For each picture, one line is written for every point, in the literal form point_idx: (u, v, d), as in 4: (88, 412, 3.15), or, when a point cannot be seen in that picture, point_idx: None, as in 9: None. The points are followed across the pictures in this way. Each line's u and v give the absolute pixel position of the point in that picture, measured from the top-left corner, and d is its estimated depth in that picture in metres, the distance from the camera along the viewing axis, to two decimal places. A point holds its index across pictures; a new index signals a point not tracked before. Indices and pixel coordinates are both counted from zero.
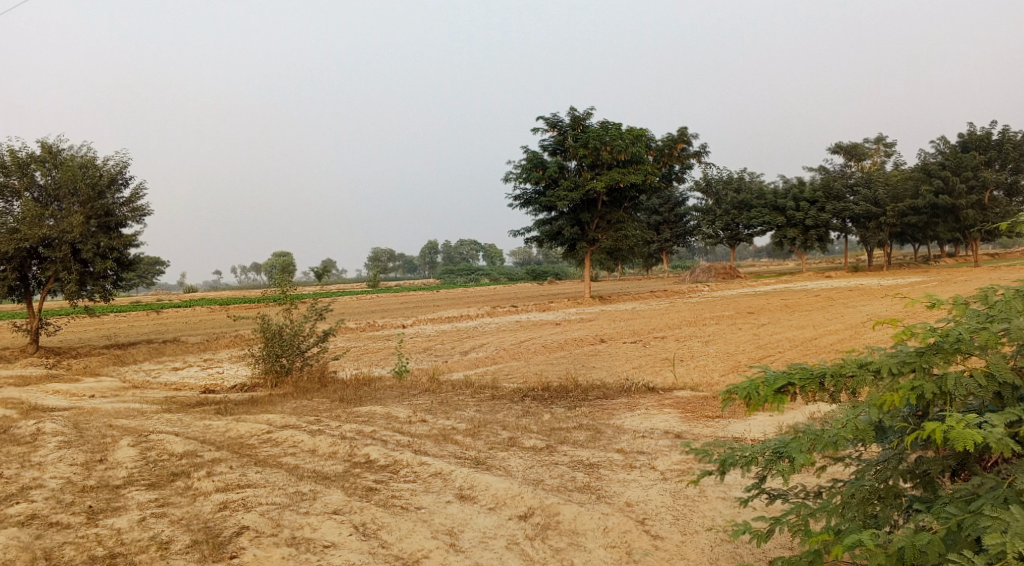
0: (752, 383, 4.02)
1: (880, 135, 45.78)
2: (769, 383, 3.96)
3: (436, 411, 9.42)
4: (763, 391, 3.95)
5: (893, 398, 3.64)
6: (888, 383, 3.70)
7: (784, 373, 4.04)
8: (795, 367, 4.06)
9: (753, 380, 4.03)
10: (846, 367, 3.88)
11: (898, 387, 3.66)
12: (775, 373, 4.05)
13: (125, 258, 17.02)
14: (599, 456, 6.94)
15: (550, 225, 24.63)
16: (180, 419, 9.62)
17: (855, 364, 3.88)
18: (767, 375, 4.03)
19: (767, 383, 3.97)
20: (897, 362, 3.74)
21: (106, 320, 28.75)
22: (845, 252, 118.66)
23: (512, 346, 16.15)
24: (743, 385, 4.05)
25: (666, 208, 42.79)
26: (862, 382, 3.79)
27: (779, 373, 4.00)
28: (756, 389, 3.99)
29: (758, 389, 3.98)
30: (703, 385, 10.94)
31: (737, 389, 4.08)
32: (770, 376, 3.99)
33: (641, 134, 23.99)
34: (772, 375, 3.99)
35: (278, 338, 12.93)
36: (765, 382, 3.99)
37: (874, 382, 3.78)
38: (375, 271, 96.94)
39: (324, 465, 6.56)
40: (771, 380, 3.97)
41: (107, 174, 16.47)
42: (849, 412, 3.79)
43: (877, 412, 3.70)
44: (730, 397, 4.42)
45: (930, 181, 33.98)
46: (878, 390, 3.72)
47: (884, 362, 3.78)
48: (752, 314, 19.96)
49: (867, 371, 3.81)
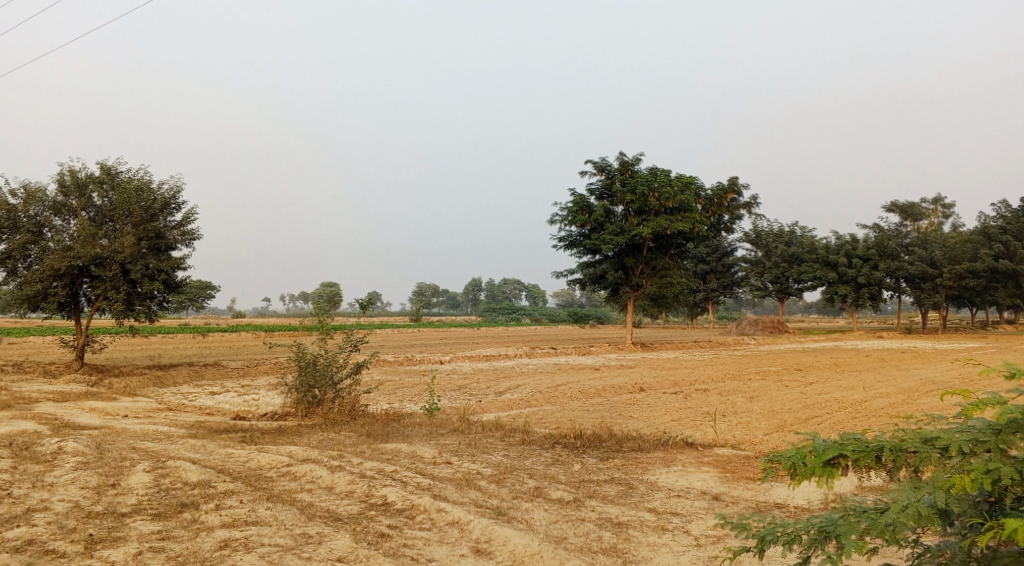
0: (798, 452, 3.64)
1: (939, 195, 44.74)
2: (818, 454, 3.57)
3: (462, 453, 9.11)
4: (811, 462, 3.56)
5: (963, 482, 3.25)
6: (957, 464, 3.32)
7: (835, 442, 3.65)
8: (848, 436, 3.66)
9: (800, 448, 3.65)
10: (908, 442, 3.48)
11: (970, 469, 3.27)
12: (825, 441, 3.65)
13: (173, 281, 17.11)
14: (629, 515, 6.53)
15: (593, 268, 24.34)
16: (203, 444, 9.46)
17: (917, 439, 3.48)
18: (816, 443, 3.64)
19: (815, 452, 3.59)
20: (969, 440, 3.35)
21: (152, 340, 29.11)
22: (899, 312, 116.05)
23: (548, 389, 15.77)
24: (789, 454, 3.67)
25: (713, 258, 42.21)
26: (926, 460, 3.41)
27: (829, 442, 3.62)
28: (802, 459, 3.61)
29: (804, 459, 3.60)
30: (744, 443, 10.44)
31: (781, 457, 3.69)
32: (819, 445, 3.60)
33: (691, 182, 23.64)
34: (822, 444, 3.60)
35: (312, 367, 12.79)
36: (813, 452, 3.60)
37: (939, 460, 3.39)
38: (420, 306, 97.42)
39: (339, 505, 6.30)
40: (819, 448, 3.59)
41: (162, 197, 16.70)
42: (910, 494, 3.41)
43: (943, 496, 3.30)
44: (771, 464, 4.03)
45: (989, 246, 33.44)
46: (946, 472, 3.33)
47: (953, 438, 3.38)
48: (799, 371, 19.33)
49: (932, 448, 3.42)
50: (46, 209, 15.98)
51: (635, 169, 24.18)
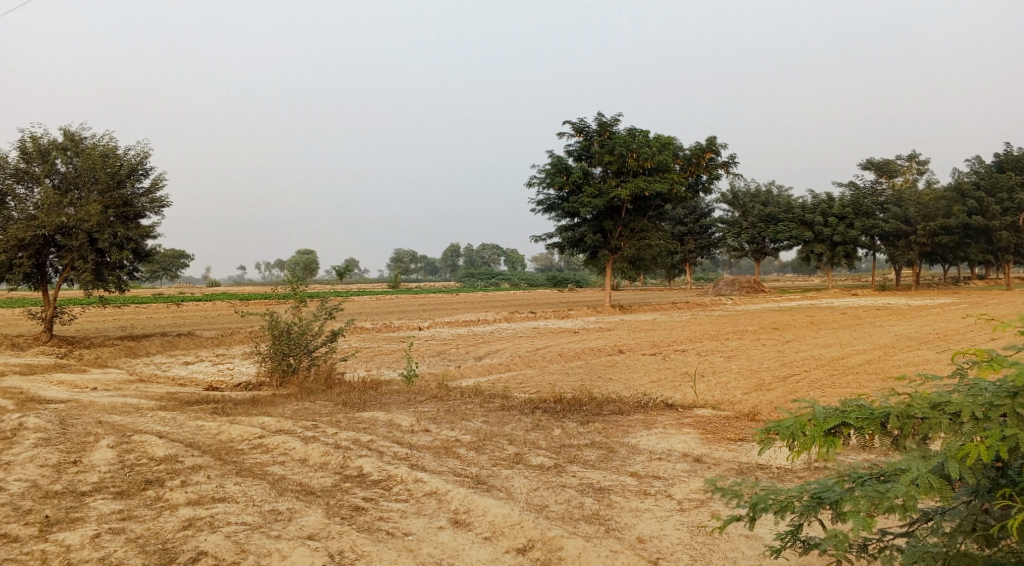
0: (797, 421, 3.50)
1: (914, 152, 44.82)
2: (818, 423, 3.43)
3: (441, 420, 8.91)
4: (811, 432, 3.41)
5: (978, 450, 3.08)
6: (970, 430, 3.14)
7: (837, 409, 3.49)
8: (851, 403, 3.50)
9: (799, 417, 3.50)
10: (916, 408, 3.31)
11: (983, 438, 3.10)
12: (826, 409, 3.50)
13: (142, 250, 16.64)
14: (611, 480, 6.37)
15: (572, 231, 24.10)
16: (173, 417, 9.20)
17: (926, 403, 3.31)
18: (816, 411, 3.49)
19: (816, 422, 3.43)
20: (984, 404, 3.18)
21: (125, 311, 28.57)
22: (873, 270, 117.29)
23: (528, 353, 15.61)
24: (786, 423, 3.53)
25: (690, 219, 42.21)
26: (936, 427, 3.24)
27: (830, 410, 3.46)
28: (802, 429, 3.46)
29: (805, 429, 3.45)
30: (724, 403, 10.34)
31: (778, 427, 3.55)
32: (820, 413, 3.44)
33: (670, 142, 23.36)
34: (823, 412, 3.44)
35: (286, 336, 12.49)
36: (813, 421, 3.45)
37: (951, 425, 3.22)
38: (398, 271, 97.05)
39: (312, 478, 6.10)
40: (821, 417, 3.44)
41: (129, 163, 16.19)
42: (921, 463, 3.26)
43: (956, 467, 3.12)
44: (769, 434, 3.91)
45: (964, 202, 32.96)
46: (958, 440, 3.16)
47: (964, 402, 3.22)
48: (776, 330, 19.31)
49: (941, 413, 3.25)
50: (9, 176, 15.37)
51: (613, 129, 23.85)
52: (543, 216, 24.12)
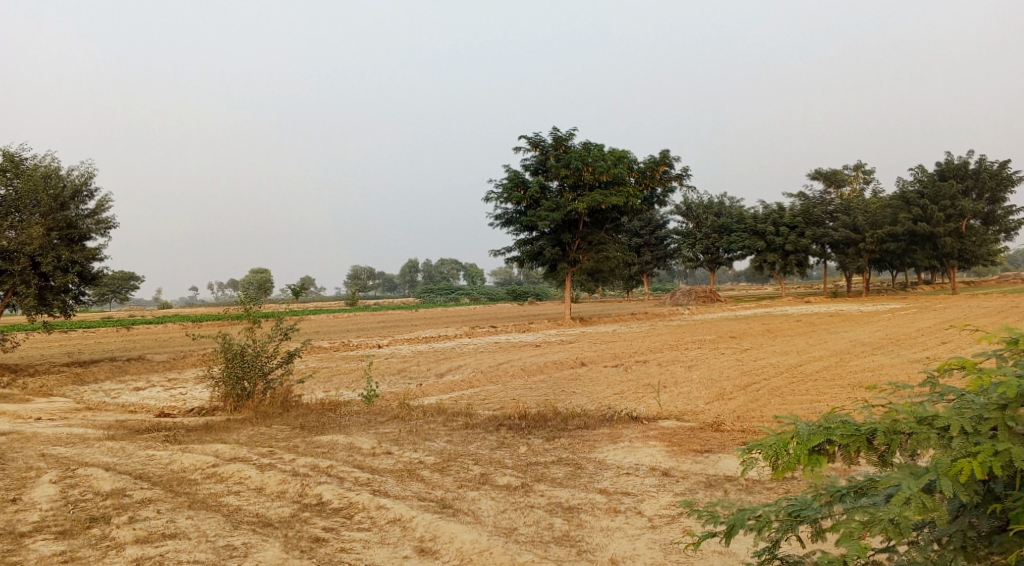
0: (781, 440, 3.55)
1: (860, 161, 45.78)
2: (802, 441, 3.47)
3: (403, 442, 8.68)
4: (796, 451, 3.46)
5: (970, 466, 3.13)
6: (960, 445, 3.20)
7: (820, 426, 3.54)
8: (834, 420, 3.55)
9: (782, 436, 3.56)
10: (902, 424, 3.37)
11: (973, 454, 3.16)
12: (809, 426, 3.55)
13: (88, 273, 16.11)
14: (580, 498, 6.22)
15: (530, 245, 24.03)
16: (122, 447, 8.82)
17: (913, 419, 3.37)
18: (799, 429, 3.54)
19: (800, 440, 3.48)
20: (973, 418, 3.24)
21: (71, 337, 27.65)
22: (824, 277, 119.27)
23: (490, 369, 15.42)
24: (770, 442, 3.57)
25: (647, 231, 42.51)
26: (925, 442, 3.28)
27: (815, 428, 3.50)
28: (785, 448, 3.51)
29: (788, 448, 3.50)
30: (687, 414, 10.28)
31: (762, 446, 3.60)
32: (804, 432, 3.49)
33: (625, 155, 23.47)
34: (807, 429, 3.49)
35: (240, 359, 12.11)
36: (797, 439, 3.50)
37: (940, 441, 3.26)
38: (354, 289, 96.01)
39: (270, 508, 5.86)
40: (805, 434, 3.49)
41: (72, 185, 15.70)
42: (911, 482, 3.23)
43: (949, 484, 3.16)
44: (751, 454, 3.94)
45: (909, 209, 33.66)
46: (948, 456, 3.20)
47: (952, 417, 3.28)
48: (734, 339, 19.44)
49: (930, 428, 3.30)
50: None
51: (569, 144, 23.89)
52: (501, 230, 24.02)
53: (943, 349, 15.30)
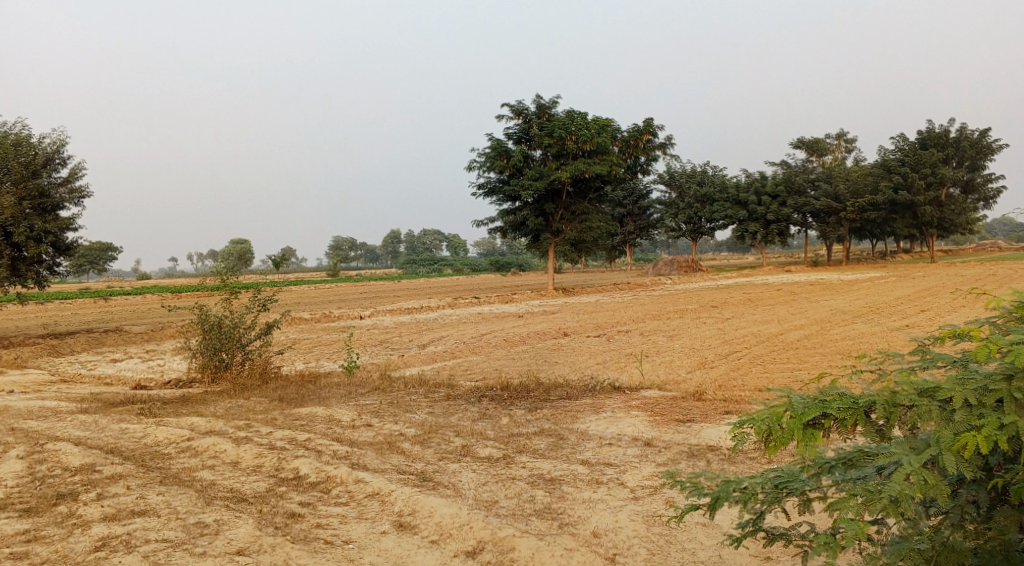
0: (773, 414, 3.44)
1: (841, 130, 45.71)
2: (797, 415, 3.36)
3: (383, 414, 8.54)
4: (789, 425, 3.35)
5: (975, 440, 3.03)
6: (963, 418, 3.11)
7: (815, 399, 3.43)
8: (830, 392, 3.46)
9: (776, 410, 3.45)
10: (902, 396, 3.27)
11: (976, 428, 3.07)
12: (803, 400, 3.44)
13: (62, 243, 15.75)
14: (561, 470, 6.13)
15: (513, 215, 23.81)
16: (96, 420, 8.63)
17: (913, 391, 3.28)
18: (793, 403, 3.43)
19: (794, 414, 3.38)
20: (977, 390, 3.15)
21: (48, 308, 27.23)
22: (805, 247, 119.54)
23: (473, 339, 15.30)
24: (762, 417, 3.47)
25: (629, 201, 42.34)
26: (927, 414, 3.19)
27: (810, 401, 3.40)
28: (778, 422, 3.40)
29: (781, 422, 3.40)
30: (670, 384, 10.22)
31: (754, 421, 3.49)
32: (798, 406, 3.39)
33: (608, 124, 23.20)
34: (801, 403, 3.39)
35: (217, 330, 11.90)
36: (791, 413, 3.40)
37: (942, 414, 3.18)
38: (336, 260, 95.43)
39: (245, 483, 5.71)
40: (799, 408, 3.38)
41: (43, 153, 15.29)
42: (913, 458, 3.13)
43: (952, 459, 3.06)
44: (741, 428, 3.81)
45: (890, 177, 33.67)
46: (951, 430, 3.12)
47: (956, 389, 3.19)
48: (716, 308, 19.41)
49: (931, 400, 3.22)
50: None
51: (551, 112, 23.60)
52: (484, 200, 23.78)
53: (923, 317, 15.33)
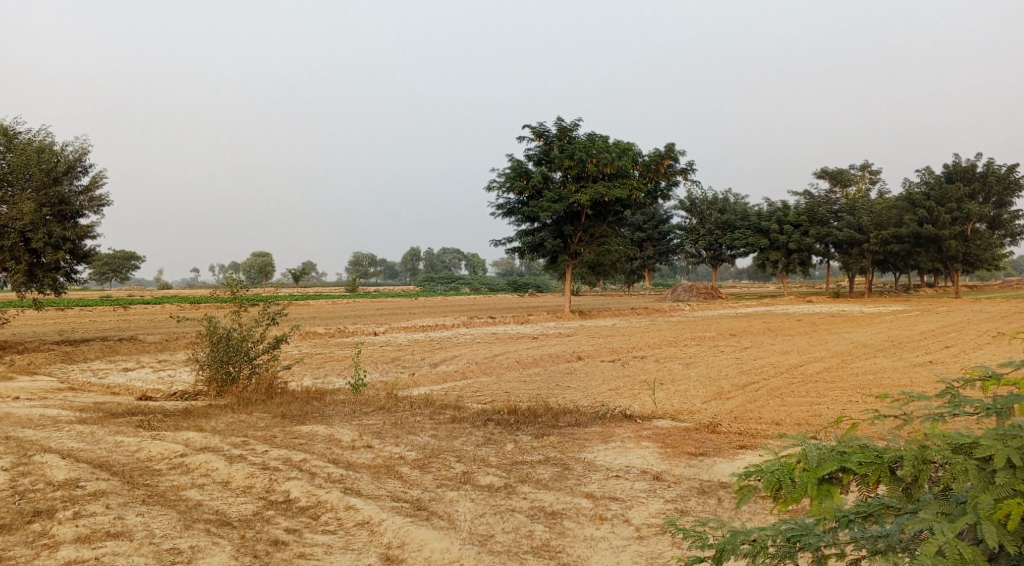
0: (784, 468, 3.18)
1: (866, 162, 45.20)
2: (812, 469, 3.10)
3: (385, 435, 8.31)
4: (802, 479, 3.09)
5: (1017, 510, 2.75)
6: (1006, 482, 2.83)
7: (832, 450, 3.17)
8: (850, 443, 3.19)
9: (786, 462, 3.19)
10: (934, 452, 3.00)
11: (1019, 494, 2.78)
12: (818, 451, 3.18)
13: (80, 250, 15.70)
14: (564, 503, 5.84)
15: (532, 236, 23.59)
16: (93, 431, 8.44)
17: (946, 446, 3.01)
18: (807, 454, 3.18)
19: (808, 467, 3.12)
20: (1019, 449, 2.87)
21: (67, 314, 27.29)
22: (827, 277, 118.46)
23: (485, 360, 15.04)
24: (773, 469, 3.21)
25: (649, 226, 42.06)
26: (962, 475, 2.92)
27: (827, 454, 3.14)
28: (789, 476, 3.14)
29: (793, 476, 3.14)
30: (683, 414, 9.91)
31: (763, 473, 3.23)
32: (812, 458, 3.13)
33: (629, 148, 22.97)
34: (817, 455, 3.13)
35: (225, 343, 11.73)
36: (803, 466, 3.14)
37: (980, 475, 2.90)
38: (355, 275, 95.81)
39: (232, 504, 5.50)
40: (813, 460, 3.13)
41: (65, 160, 15.30)
42: (947, 526, 2.85)
43: (992, 529, 2.78)
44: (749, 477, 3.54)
45: (914, 211, 33.13)
46: (990, 496, 2.84)
47: (996, 446, 2.91)
48: (734, 337, 19.04)
49: (967, 459, 2.95)
50: None
51: (572, 134, 23.43)
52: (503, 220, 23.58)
53: (946, 354, 14.92)
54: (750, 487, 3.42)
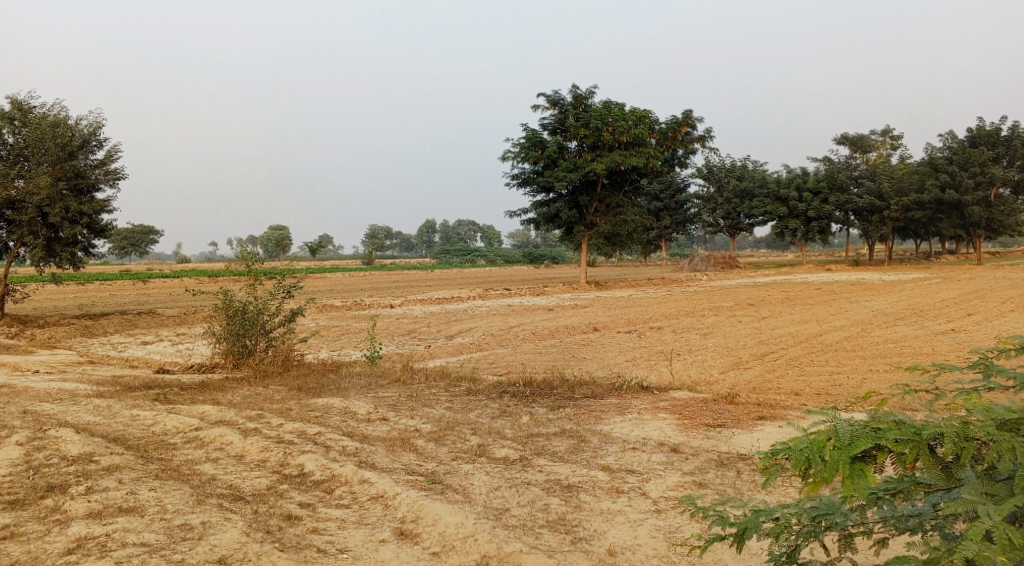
0: (813, 445, 3.05)
1: (887, 127, 44.38)
2: (844, 447, 2.98)
3: (401, 408, 8.25)
4: (834, 458, 2.97)
5: None
6: None
7: (865, 426, 3.04)
8: (884, 419, 3.06)
9: (815, 440, 3.07)
10: (977, 430, 2.86)
11: None
12: (850, 428, 3.05)
13: (97, 224, 15.70)
14: (581, 476, 5.75)
15: (547, 207, 23.39)
16: (110, 405, 8.44)
17: (993, 424, 2.86)
18: (839, 431, 3.05)
19: (840, 445, 3.00)
20: None
21: (86, 289, 27.45)
22: (845, 246, 117.54)
23: (501, 331, 14.96)
24: (802, 447, 3.07)
25: (666, 195, 41.66)
26: (1009, 453, 2.78)
27: (860, 431, 3.01)
28: (818, 454, 3.02)
29: (823, 453, 3.02)
30: (701, 385, 9.78)
31: (791, 450, 3.09)
32: (844, 435, 3.01)
33: (645, 116, 22.62)
34: (849, 433, 3.01)
35: (241, 316, 11.69)
36: (835, 443, 3.02)
37: None
38: (372, 248, 95.97)
39: (246, 479, 5.46)
40: (846, 438, 3.00)
41: (80, 134, 15.23)
42: (994, 510, 2.71)
43: None
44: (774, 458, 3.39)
45: (936, 176, 32.54)
46: None
47: None
48: (752, 306, 18.84)
49: (1014, 436, 2.82)
50: None
51: (588, 102, 23.11)
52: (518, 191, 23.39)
53: (968, 321, 14.69)
54: (775, 466, 3.29)
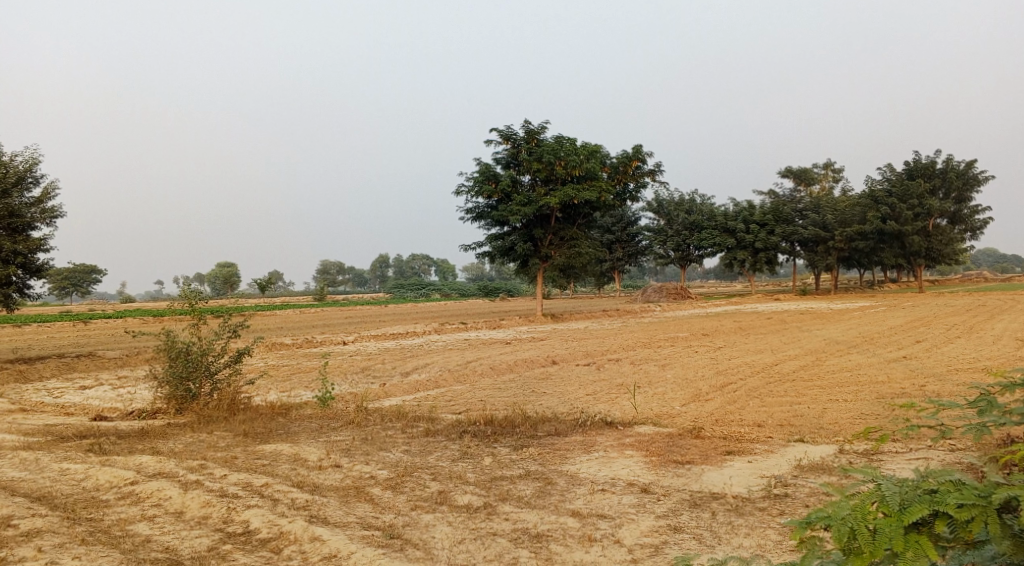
0: (861, 514, 3.52)
1: (830, 159, 45.36)
2: (901, 517, 3.44)
3: (354, 452, 7.78)
4: (889, 528, 3.43)
5: None
6: None
7: (914, 497, 3.52)
8: (940, 484, 3.55)
9: (862, 508, 3.54)
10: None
11: None
12: (900, 496, 3.54)
13: (33, 264, 14.91)
14: (550, 523, 5.39)
15: (502, 240, 23.11)
16: (38, 458, 7.81)
17: None
18: (889, 497, 3.53)
19: (893, 514, 3.48)
20: None
21: (23, 332, 26.24)
22: (792, 276, 119.83)
23: (458, 367, 14.53)
24: (849, 516, 3.53)
25: (618, 228, 41.83)
26: None
27: (912, 500, 3.50)
28: (868, 522, 3.49)
29: (870, 523, 3.48)
30: (664, 419, 9.49)
31: (837, 520, 3.54)
32: (896, 504, 3.49)
33: (597, 150, 22.66)
34: (901, 502, 3.49)
35: (183, 358, 11.07)
36: (891, 513, 3.49)
37: None
38: (324, 283, 94.53)
39: (187, 538, 4.99)
40: (896, 505, 3.50)
41: (15, 171, 14.51)
42: None
43: None
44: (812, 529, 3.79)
45: (877, 208, 33.23)
46: None
47: None
48: (707, 336, 18.78)
49: None
50: None
51: (540, 137, 23.02)
52: (472, 225, 23.10)
53: (920, 349, 14.73)
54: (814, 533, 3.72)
